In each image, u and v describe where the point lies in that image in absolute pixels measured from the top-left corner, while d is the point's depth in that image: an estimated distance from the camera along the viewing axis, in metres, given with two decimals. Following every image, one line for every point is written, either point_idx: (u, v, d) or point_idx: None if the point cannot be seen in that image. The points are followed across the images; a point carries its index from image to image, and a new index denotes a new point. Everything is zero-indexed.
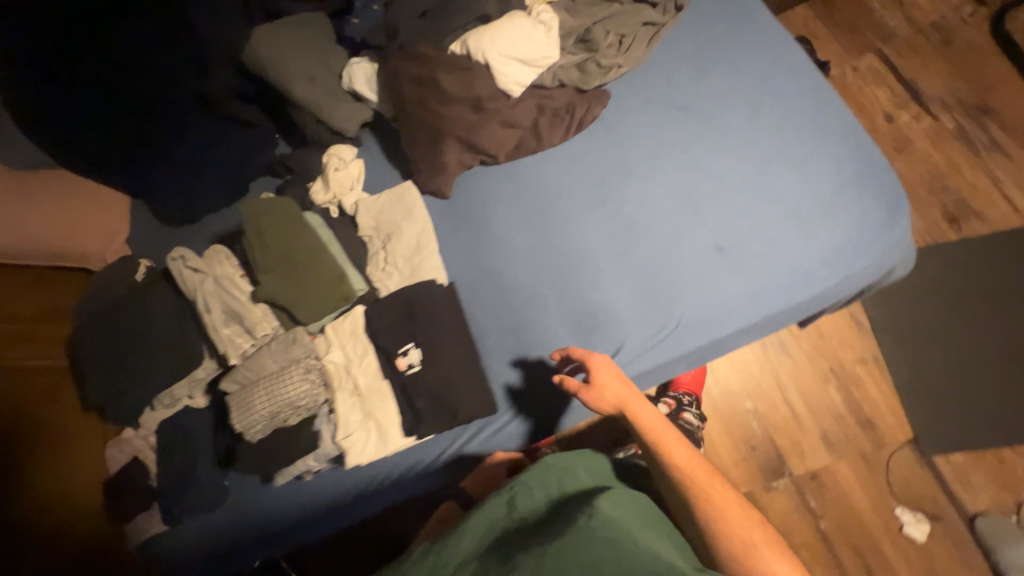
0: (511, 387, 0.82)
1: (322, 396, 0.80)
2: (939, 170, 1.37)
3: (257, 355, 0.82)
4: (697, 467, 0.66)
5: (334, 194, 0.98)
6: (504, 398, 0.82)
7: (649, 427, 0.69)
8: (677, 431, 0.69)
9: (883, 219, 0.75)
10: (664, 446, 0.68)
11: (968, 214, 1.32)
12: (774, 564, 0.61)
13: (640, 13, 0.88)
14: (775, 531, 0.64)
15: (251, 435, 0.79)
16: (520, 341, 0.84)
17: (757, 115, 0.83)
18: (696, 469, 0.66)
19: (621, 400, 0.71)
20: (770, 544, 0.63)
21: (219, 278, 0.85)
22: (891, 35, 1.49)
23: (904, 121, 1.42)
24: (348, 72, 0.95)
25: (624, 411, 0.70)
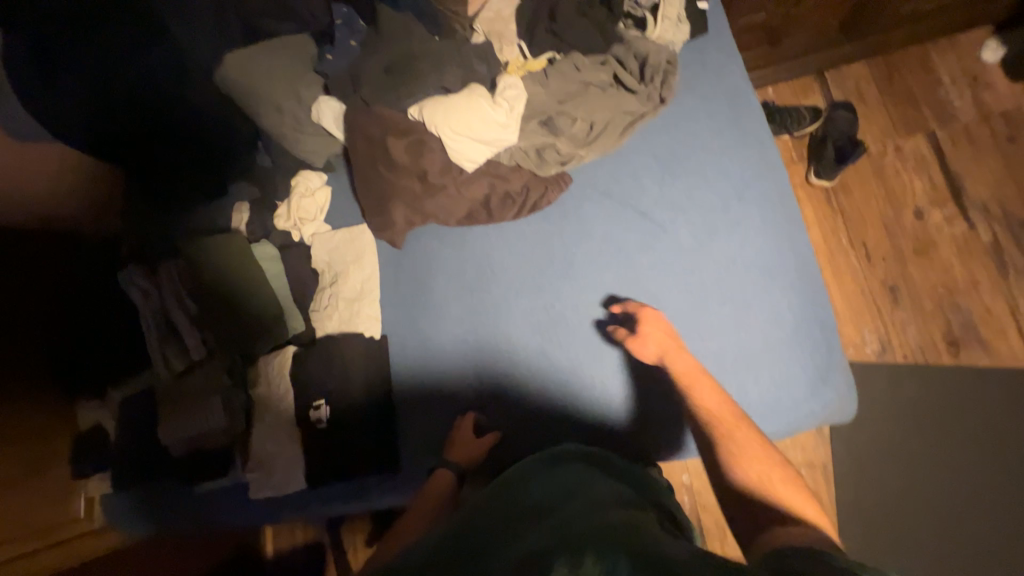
0: (408, 454, 0.86)
1: (241, 427, 0.89)
2: (956, 283, 1.24)
3: (186, 378, 0.90)
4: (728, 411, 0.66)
5: (294, 222, 1.00)
6: (399, 463, 0.86)
7: (685, 371, 0.70)
8: (711, 379, 0.69)
9: (805, 386, 0.71)
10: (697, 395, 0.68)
11: (971, 339, 1.22)
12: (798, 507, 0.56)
13: (617, 100, 0.81)
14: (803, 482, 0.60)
15: (174, 448, 0.88)
16: (428, 415, 0.86)
17: (713, 239, 0.77)
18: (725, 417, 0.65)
19: (662, 351, 0.72)
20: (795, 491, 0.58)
21: (165, 299, 0.93)
22: (951, 117, 1.31)
23: (934, 221, 1.28)
24: (316, 107, 0.93)
25: (664, 361, 0.71)
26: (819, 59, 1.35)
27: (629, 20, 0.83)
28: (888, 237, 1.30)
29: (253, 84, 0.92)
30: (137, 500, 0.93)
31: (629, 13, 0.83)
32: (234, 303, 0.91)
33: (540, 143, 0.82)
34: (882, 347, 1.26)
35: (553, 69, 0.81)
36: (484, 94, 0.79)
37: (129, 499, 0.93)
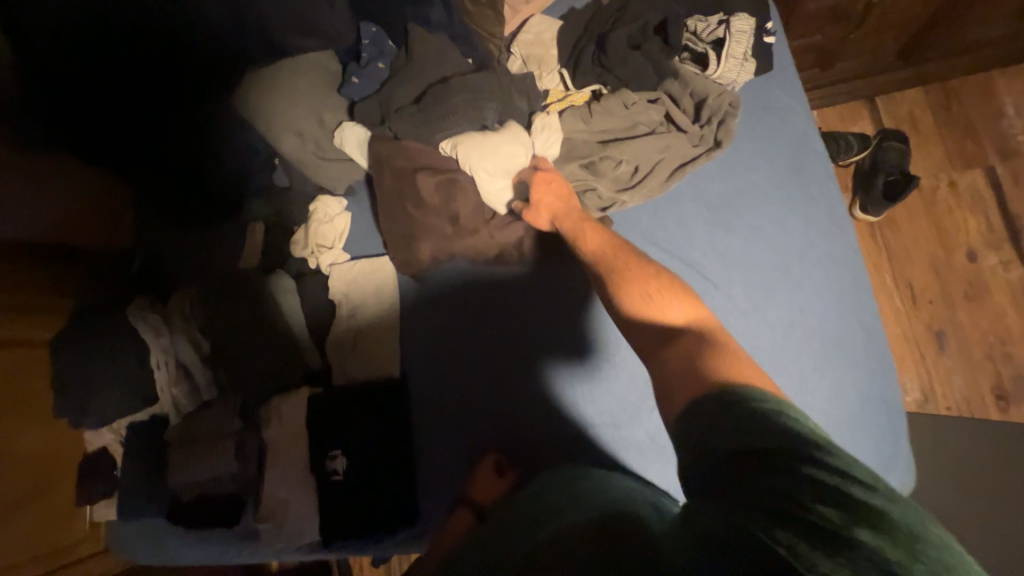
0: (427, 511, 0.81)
1: (252, 474, 0.85)
2: (1008, 332, 1.17)
3: (198, 420, 0.86)
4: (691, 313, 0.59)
5: (311, 250, 0.93)
6: (415, 520, 0.81)
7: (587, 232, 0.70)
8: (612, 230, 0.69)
9: (866, 476, 0.65)
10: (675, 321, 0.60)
11: (1022, 393, 1.14)
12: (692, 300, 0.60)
13: (667, 143, 0.73)
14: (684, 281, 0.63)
15: (182, 492, 0.84)
16: (447, 472, 0.80)
17: (770, 302, 0.70)
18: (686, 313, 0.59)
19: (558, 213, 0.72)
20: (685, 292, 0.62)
21: (177, 337, 0.89)
22: (1011, 153, 1.22)
23: (988, 264, 1.20)
24: (339, 134, 0.87)
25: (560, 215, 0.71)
26: (871, 84, 1.26)
27: (687, 54, 0.76)
28: (936, 277, 1.22)
29: (273, 106, 0.86)
30: (149, 528, 0.88)
31: (688, 46, 0.76)
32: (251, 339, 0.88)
33: (580, 185, 0.75)
34: (925, 396, 1.19)
35: (600, 105, 0.74)
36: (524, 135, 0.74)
37: (141, 526, 0.88)
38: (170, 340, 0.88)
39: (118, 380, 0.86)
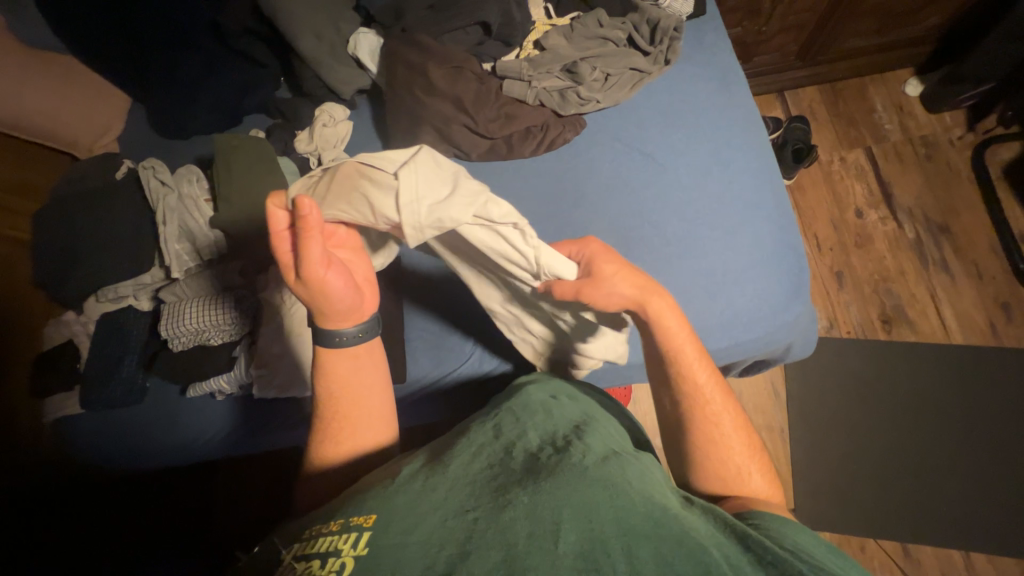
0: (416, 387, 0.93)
1: (248, 326, 0.91)
2: (888, 272, 1.45)
3: (199, 275, 0.92)
4: (718, 389, 0.64)
5: (316, 147, 1.01)
6: (407, 394, 0.94)
7: (671, 334, 0.64)
8: (697, 350, 0.64)
9: (782, 300, 0.84)
10: (683, 367, 0.64)
11: (900, 319, 1.41)
12: (756, 480, 0.61)
13: (630, 58, 0.95)
14: (754, 433, 0.64)
15: (176, 344, 0.90)
16: (436, 347, 0.94)
17: (707, 177, 0.90)
18: (716, 392, 0.64)
19: (636, 298, 0.64)
20: (754, 452, 0.63)
21: (183, 195, 0.94)
22: (883, 137, 1.57)
23: (871, 220, 1.50)
24: (353, 38, 1.02)
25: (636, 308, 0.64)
26: (778, 81, 1.59)
27: None
28: (833, 230, 1.51)
29: (294, 7, 0.97)
30: (121, 412, 0.96)
31: None
32: (251, 204, 0.92)
33: (563, 85, 0.94)
34: (830, 323, 1.43)
35: (577, 25, 0.96)
36: (529, 49, 0.98)
37: (109, 414, 0.96)
38: (176, 197, 0.94)
39: (98, 263, 0.98)
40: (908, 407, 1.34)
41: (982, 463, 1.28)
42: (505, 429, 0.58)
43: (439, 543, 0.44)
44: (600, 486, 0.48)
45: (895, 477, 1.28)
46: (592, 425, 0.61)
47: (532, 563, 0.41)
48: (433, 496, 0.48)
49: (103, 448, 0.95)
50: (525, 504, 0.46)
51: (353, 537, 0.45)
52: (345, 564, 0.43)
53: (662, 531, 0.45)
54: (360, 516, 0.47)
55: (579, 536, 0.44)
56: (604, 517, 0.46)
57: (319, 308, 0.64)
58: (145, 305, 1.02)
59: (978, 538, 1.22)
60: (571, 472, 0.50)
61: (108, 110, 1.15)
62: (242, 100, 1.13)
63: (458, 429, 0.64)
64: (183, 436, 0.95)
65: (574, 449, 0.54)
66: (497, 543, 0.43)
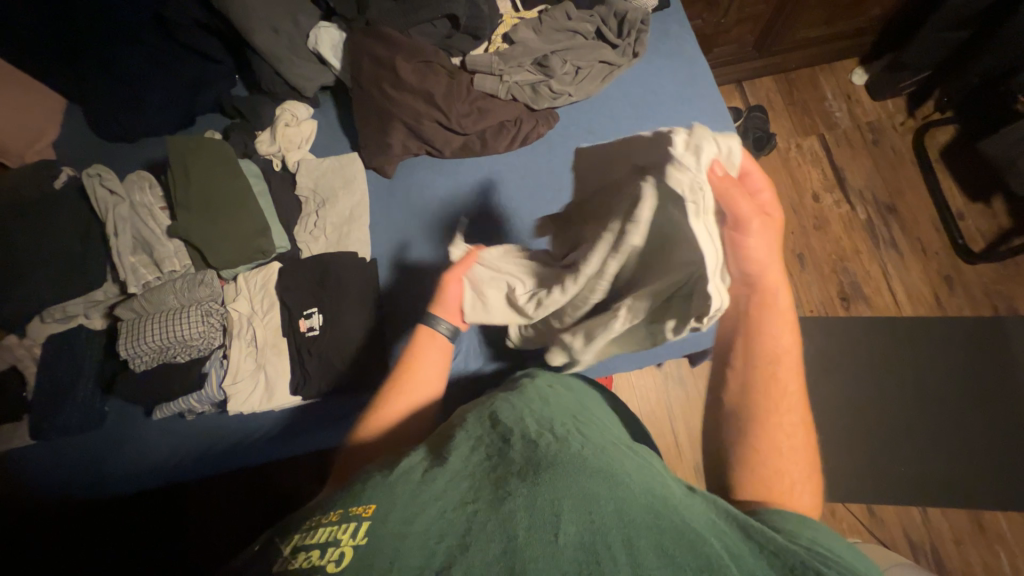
0: None
1: (218, 341, 0.86)
2: (844, 252, 1.54)
3: (159, 289, 0.86)
4: (802, 400, 0.60)
5: (279, 148, 0.97)
6: None
7: (782, 338, 0.60)
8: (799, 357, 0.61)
9: None
10: (778, 369, 0.60)
11: (857, 296, 1.50)
12: (803, 498, 0.55)
13: (599, 51, 0.96)
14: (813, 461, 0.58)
15: (137, 364, 0.84)
16: None
17: None
18: (798, 403, 0.59)
19: (768, 283, 0.57)
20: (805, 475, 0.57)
21: (136, 204, 0.88)
22: (834, 124, 1.65)
23: (827, 203, 1.58)
24: (314, 33, 0.97)
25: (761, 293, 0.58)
26: (737, 71, 1.65)
27: None
28: (794, 214, 1.58)
29: None
30: (80, 440, 0.90)
31: None
32: (215, 211, 0.87)
33: (535, 78, 0.93)
34: (794, 303, 1.51)
35: (545, 17, 0.95)
36: (499, 42, 0.96)
37: (66, 442, 0.89)
38: (128, 206, 0.88)
39: (41, 280, 0.90)
40: (868, 377, 1.43)
41: (933, 424, 1.38)
42: (503, 416, 0.57)
43: (438, 537, 0.42)
44: (600, 475, 0.47)
45: (858, 444, 1.37)
46: (588, 415, 0.60)
47: (532, 556, 0.40)
48: (432, 488, 0.47)
49: (58, 479, 0.88)
50: (525, 497, 0.45)
51: (353, 526, 0.43)
52: (344, 554, 0.41)
53: (663, 522, 0.43)
54: (358, 507, 0.46)
55: (579, 528, 0.42)
56: (604, 508, 0.44)
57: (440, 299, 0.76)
58: (98, 324, 0.95)
59: (932, 494, 1.32)
60: (570, 463, 0.48)
61: (41, 111, 1.04)
62: (195, 100, 1.06)
63: (453, 419, 0.63)
64: (149, 463, 0.89)
65: (572, 440, 0.52)
66: (497, 536, 0.42)
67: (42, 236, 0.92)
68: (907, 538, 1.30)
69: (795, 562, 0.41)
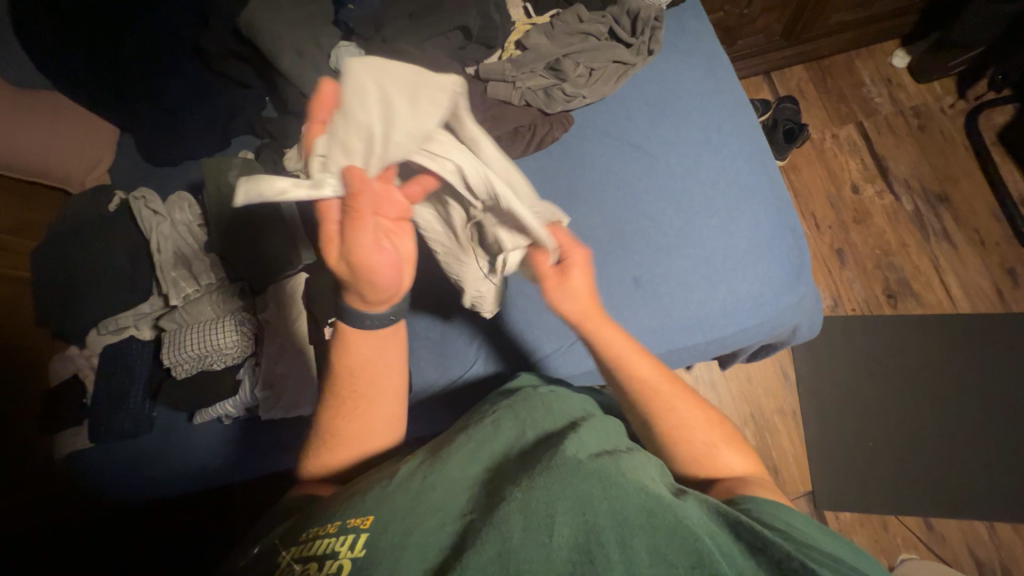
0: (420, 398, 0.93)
1: (250, 348, 0.90)
2: (889, 247, 1.44)
3: (198, 301, 0.92)
4: (663, 381, 0.63)
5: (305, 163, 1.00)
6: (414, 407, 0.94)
7: (614, 348, 0.65)
8: (643, 353, 0.64)
9: (784, 283, 0.83)
10: (626, 364, 0.64)
11: (905, 293, 1.40)
12: (739, 464, 0.60)
13: (614, 51, 0.95)
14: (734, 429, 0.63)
15: (179, 371, 0.90)
16: (439, 355, 0.95)
17: (698, 165, 0.90)
18: (663, 387, 0.63)
19: (580, 313, 0.67)
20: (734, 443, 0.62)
21: (177, 222, 0.95)
22: (874, 111, 1.56)
23: (868, 195, 1.49)
24: (335, 53, 1.01)
25: (580, 322, 0.67)
26: (764, 62, 1.59)
27: None
28: (831, 207, 1.50)
29: (273, 25, 0.97)
30: (132, 443, 0.97)
31: None
32: (247, 227, 0.92)
33: (550, 83, 0.93)
34: (835, 302, 1.42)
35: (557, 22, 0.95)
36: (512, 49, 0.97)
37: (120, 445, 0.97)
38: (170, 225, 0.94)
39: (97, 296, 0.98)
40: (920, 380, 1.32)
41: (1000, 431, 1.26)
42: (504, 426, 0.57)
43: (436, 546, 0.43)
44: (593, 474, 0.46)
45: (914, 451, 1.27)
46: (591, 419, 0.59)
47: (527, 561, 0.40)
48: (430, 496, 0.48)
49: (114, 480, 0.96)
50: (519, 502, 0.44)
51: (351, 538, 0.44)
52: (342, 566, 0.42)
53: (655, 520, 0.42)
54: (357, 517, 0.47)
55: (573, 529, 0.42)
56: (597, 507, 0.43)
57: (362, 271, 0.59)
58: (147, 335, 1.02)
59: (1001, 508, 1.20)
60: (563, 463, 0.47)
61: (96, 141, 1.14)
62: (230, 123, 1.13)
63: (455, 425, 0.63)
64: (196, 464, 0.96)
65: (569, 442, 0.51)
66: (491, 539, 0.41)
67: (97, 256, 1.00)
68: (971, 554, 1.19)
69: (788, 555, 0.40)
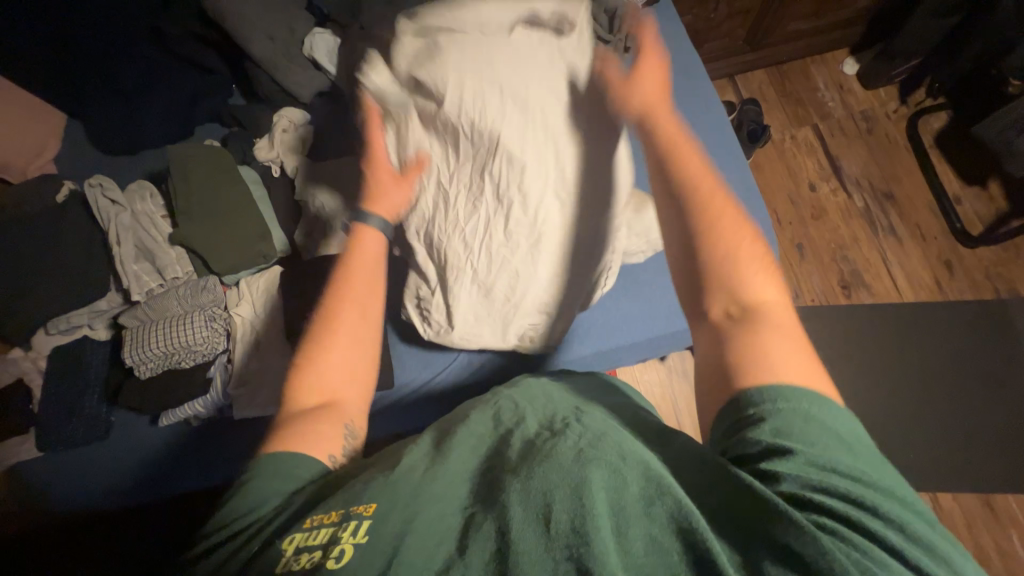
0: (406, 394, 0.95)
1: (222, 345, 0.87)
2: (843, 240, 1.54)
3: (162, 296, 0.87)
4: None
5: (278, 154, 0.97)
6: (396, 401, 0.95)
7: None
8: None
9: None
10: None
11: (857, 283, 1.50)
12: None
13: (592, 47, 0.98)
14: None
15: (142, 371, 0.85)
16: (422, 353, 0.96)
17: None
18: None
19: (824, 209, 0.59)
20: None
21: (138, 213, 0.89)
22: (828, 114, 1.66)
23: (824, 192, 1.59)
24: (309, 40, 0.97)
25: None
26: (730, 64, 1.66)
27: None
28: (791, 204, 1.59)
29: (243, 8, 0.93)
30: (88, 449, 0.90)
31: None
32: (217, 218, 0.88)
33: None
34: (795, 293, 1.51)
35: None
36: None
37: (75, 452, 0.90)
38: (130, 215, 0.89)
39: (45, 292, 0.91)
40: (871, 364, 1.42)
41: (941, 409, 1.37)
42: (505, 417, 0.58)
43: (439, 539, 0.43)
44: (595, 459, 0.44)
45: (866, 430, 1.36)
46: (591, 408, 0.58)
47: (523, 551, 0.40)
48: (429, 490, 0.47)
49: (70, 488, 0.89)
50: (518, 492, 0.43)
51: (353, 524, 0.44)
52: (344, 551, 0.42)
53: (657, 505, 0.40)
54: (359, 506, 0.46)
55: (569, 518, 0.40)
56: (595, 494, 0.41)
57: (385, 184, 0.78)
58: (103, 334, 0.95)
59: (942, 479, 1.31)
60: (562, 454, 0.45)
61: (39, 126, 1.06)
62: (194, 110, 1.07)
63: (451, 417, 0.63)
64: (161, 468, 0.90)
65: (569, 430, 0.50)
66: (492, 532, 0.42)
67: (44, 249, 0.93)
68: None
69: (797, 522, 0.35)
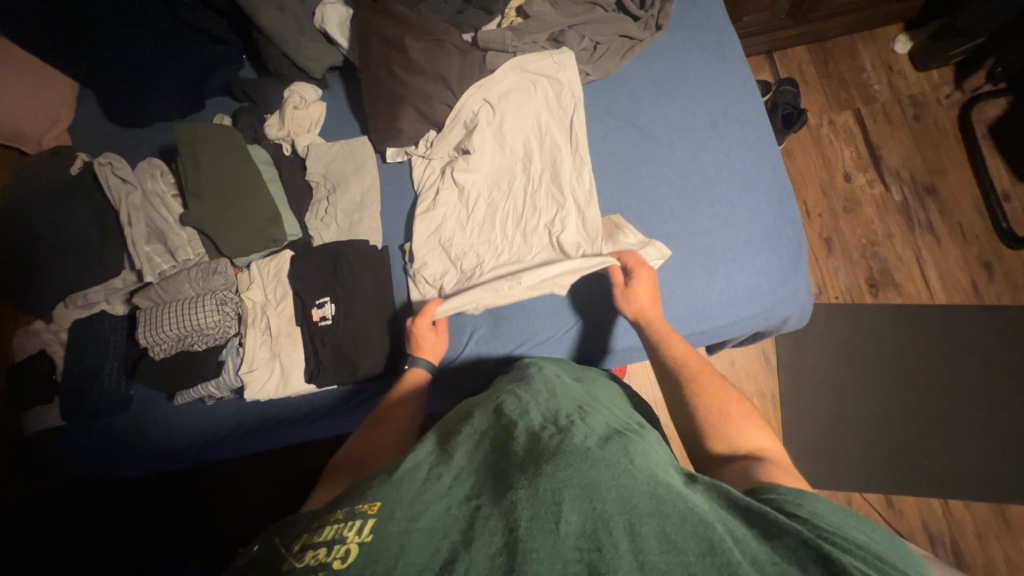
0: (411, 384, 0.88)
1: (233, 329, 0.88)
2: (876, 237, 1.46)
3: (174, 278, 0.88)
4: None
5: (288, 132, 0.96)
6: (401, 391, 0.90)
7: None
8: None
9: (781, 274, 0.83)
10: None
11: (887, 282, 1.43)
12: None
13: (620, 24, 0.93)
14: None
15: (157, 351, 0.86)
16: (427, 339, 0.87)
17: (702, 151, 0.88)
18: None
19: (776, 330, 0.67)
20: None
21: (149, 193, 0.89)
22: (872, 98, 1.55)
23: (860, 184, 1.50)
24: (320, 11, 0.95)
25: None
26: (768, 41, 1.55)
27: None
28: (824, 195, 1.50)
29: None
30: (106, 421, 0.93)
31: None
32: (227, 200, 0.87)
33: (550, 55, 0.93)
34: (819, 290, 1.45)
35: None
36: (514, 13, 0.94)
37: (95, 424, 0.93)
38: (142, 195, 0.88)
39: (64, 268, 0.92)
40: (893, 366, 1.38)
41: (962, 417, 1.33)
42: (509, 410, 0.57)
43: (442, 533, 0.42)
44: (602, 461, 0.45)
45: (881, 433, 1.33)
46: (594, 406, 0.59)
47: (532, 548, 0.39)
48: (438, 485, 0.46)
49: (91, 457, 0.92)
50: (528, 492, 0.43)
51: (359, 523, 0.42)
52: (351, 550, 0.40)
53: (665, 508, 0.41)
54: (366, 503, 0.44)
55: (580, 517, 0.41)
56: (605, 495, 0.42)
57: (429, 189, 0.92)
58: (119, 310, 0.97)
59: (958, 488, 1.28)
60: (572, 452, 0.46)
61: (53, 97, 1.04)
62: (204, 83, 1.04)
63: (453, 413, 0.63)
64: (174, 444, 0.92)
65: (575, 429, 0.51)
66: (500, 530, 0.41)
67: (60, 225, 0.93)
68: (927, 530, 1.26)
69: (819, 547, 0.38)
